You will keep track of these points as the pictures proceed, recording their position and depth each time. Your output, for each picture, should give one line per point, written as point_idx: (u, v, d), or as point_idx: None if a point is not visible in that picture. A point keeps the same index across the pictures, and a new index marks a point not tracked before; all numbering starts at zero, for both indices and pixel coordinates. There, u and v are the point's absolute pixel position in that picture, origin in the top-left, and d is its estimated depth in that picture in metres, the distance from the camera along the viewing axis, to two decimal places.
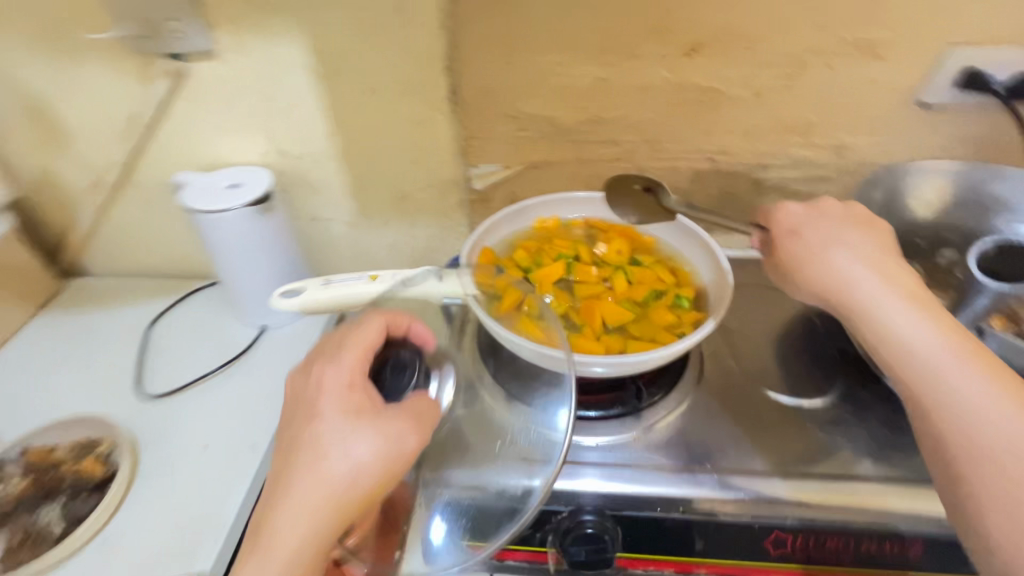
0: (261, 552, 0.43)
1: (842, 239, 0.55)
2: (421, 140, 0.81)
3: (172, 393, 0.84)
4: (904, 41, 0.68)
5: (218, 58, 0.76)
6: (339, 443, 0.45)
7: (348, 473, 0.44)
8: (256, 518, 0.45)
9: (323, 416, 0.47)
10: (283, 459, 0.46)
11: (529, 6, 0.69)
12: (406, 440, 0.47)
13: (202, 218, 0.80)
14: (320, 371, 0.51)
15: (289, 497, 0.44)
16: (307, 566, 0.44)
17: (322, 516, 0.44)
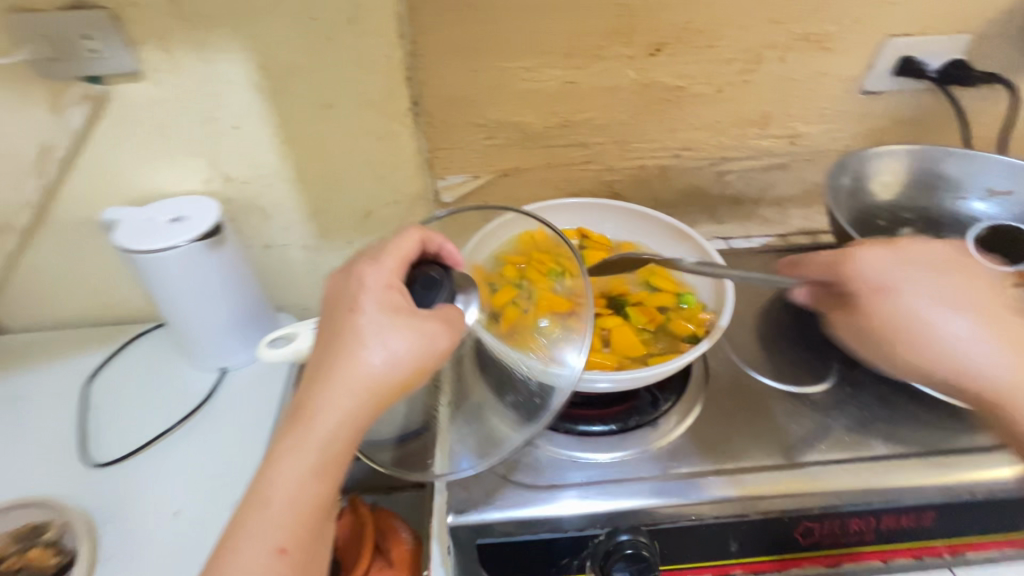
0: (303, 427, 0.45)
1: (918, 285, 0.50)
2: (384, 155, 0.76)
3: (125, 457, 0.75)
4: (848, 33, 0.71)
5: (145, 79, 0.68)
6: (379, 335, 0.47)
7: (384, 365, 0.46)
8: (300, 394, 0.47)
9: (363, 309, 0.48)
10: (324, 347, 0.47)
11: (492, 11, 0.67)
12: (439, 341, 0.47)
13: (140, 258, 0.71)
14: (361, 270, 0.51)
15: (327, 381, 0.46)
16: (344, 445, 0.46)
17: (360, 402, 0.46)
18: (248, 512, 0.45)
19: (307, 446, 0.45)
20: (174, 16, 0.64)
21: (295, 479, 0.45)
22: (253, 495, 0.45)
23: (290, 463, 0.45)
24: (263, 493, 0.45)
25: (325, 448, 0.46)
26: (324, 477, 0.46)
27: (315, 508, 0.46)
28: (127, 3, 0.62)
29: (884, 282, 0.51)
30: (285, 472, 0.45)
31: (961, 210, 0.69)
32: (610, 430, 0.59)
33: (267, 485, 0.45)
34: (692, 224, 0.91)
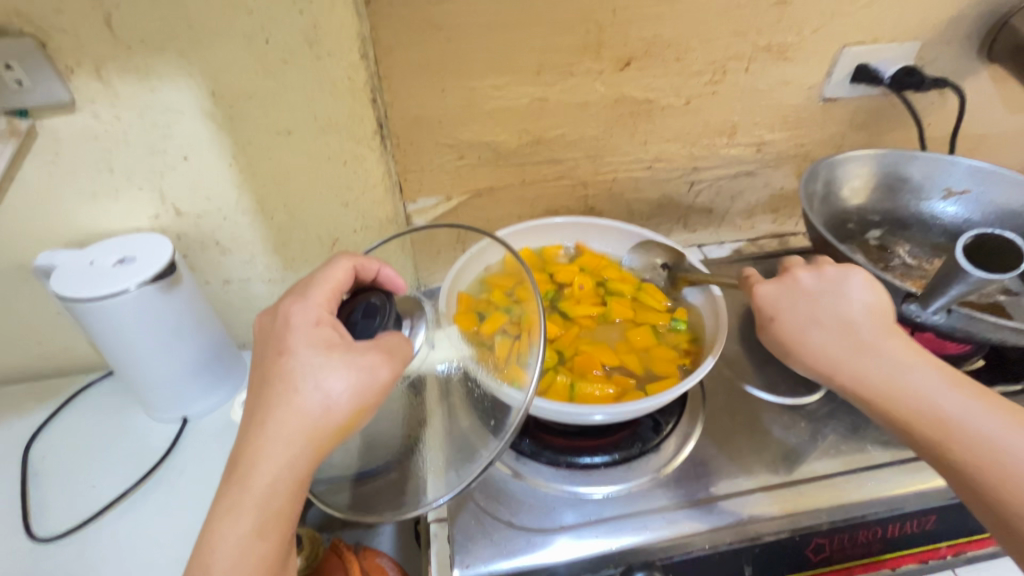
0: (239, 484, 0.42)
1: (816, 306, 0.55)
2: (350, 181, 0.72)
3: (76, 527, 0.68)
4: (807, 43, 0.73)
5: (80, 111, 0.62)
6: (313, 375, 0.43)
7: (316, 408, 0.43)
8: (234, 449, 0.43)
9: (292, 350, 0.44)
10: (256, 396, 0.44)
11: (459, 29, 0.64)
12: (377, 373, 0.44)
13: (82, 306, 0.64)
14: (286, 308, 0.47)
15: (262, 430, 0.42)
16: (287, 495, 0.43)
17: (298, 448, 0.42)
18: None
19: (244, 504, 0.41)
20: (108, 42, 0.58)
21: (238, 538, 0.41)
22: (196, 561, 0.42)
23: (229, 523, 0.41)
24: (206, 557, 0.41)
25: (266, 503, 0.42)
26: (271, 531, 0.42)
27: (266, 565, 0.42)
28: (53, 30, 0.56)
29: (773, 311, 0.57)
30: (225, 535, 0.41)
31: (924, 210, 0.73)
32: (609, 460, 0.57)
33: (208, 550, 0.41)
34: (666, 233, 0.92)
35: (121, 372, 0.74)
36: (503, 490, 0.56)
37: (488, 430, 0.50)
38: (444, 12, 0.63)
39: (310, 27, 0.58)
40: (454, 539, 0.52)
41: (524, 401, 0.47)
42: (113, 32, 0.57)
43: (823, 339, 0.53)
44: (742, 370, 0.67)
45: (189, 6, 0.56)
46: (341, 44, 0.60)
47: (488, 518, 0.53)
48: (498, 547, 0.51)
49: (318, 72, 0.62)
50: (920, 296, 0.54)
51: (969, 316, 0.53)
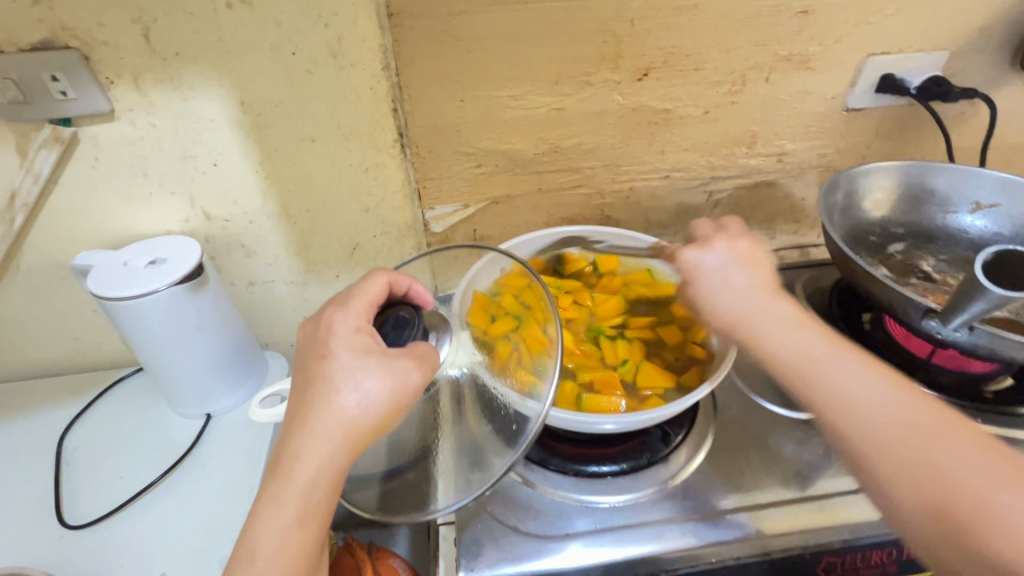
0: (282, 477, 0.43)
1: (727, 270, 0.55)
2: (371, 187, 0.74)
3: (104, 515, 0.71)
4: (830, 53, 0.72)
5: (118, 119, 0.65)
6: (352, 377, 0.44)
7: (354, 407, 0.44)
8: (278, 445, 0.45)
9: (334, 354, 0.45)
10: (298, 396, 0.45)
11: (477, 40, 0.66)
12: (410, 376, 0.45)
13: (116, 304, 0.67)
14: (328, 316, 0.48)
15: (306, 426, 0.44)
16: (326, 491, 0.44)
17: (337, 445, 0.44)
18: (235, 570, 0.42)
19: (287, 495, 0.43)
20: (146, 54, 0.61)
21: (279, 529, 0.42)
22: (238, 552, 0.43)
23: (272, 514, 0.43)
24: (248, 547, 0.42)
25: (308, 495, 0.43)
26: (309, 524, 0.43)
27: (303, 559, 0.43)
28: (96, 43, 0.59)
29: (691, 273, 0.57)
30: (268, 526, 0.42)
31: (950, 224, 0.71)
32: (619, 469, 0.57)
33: (251, 540, 0.42)
34: (683, 242, 0.91)
35: (150, 369, 0.77)
36: (512, 496, 0.56)
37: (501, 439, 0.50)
38: (463, 24, 0.64)
39: (335, 38, 0.61)
40: (461, 543, 0.52)
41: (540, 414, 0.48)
42: (151, 44, 0.60)
43: (728, 301, 0.53)
44: (757, 382, 0.66)
45: (221, 20, 0.59)
46: (364, 55, 0.62)
47: (495, 522, 0.54)
48: (504, 554, 0.51)
49: (342, 83, 0.64)
50: (940, 312, 0.53)
51: (994, 333, 0.51)
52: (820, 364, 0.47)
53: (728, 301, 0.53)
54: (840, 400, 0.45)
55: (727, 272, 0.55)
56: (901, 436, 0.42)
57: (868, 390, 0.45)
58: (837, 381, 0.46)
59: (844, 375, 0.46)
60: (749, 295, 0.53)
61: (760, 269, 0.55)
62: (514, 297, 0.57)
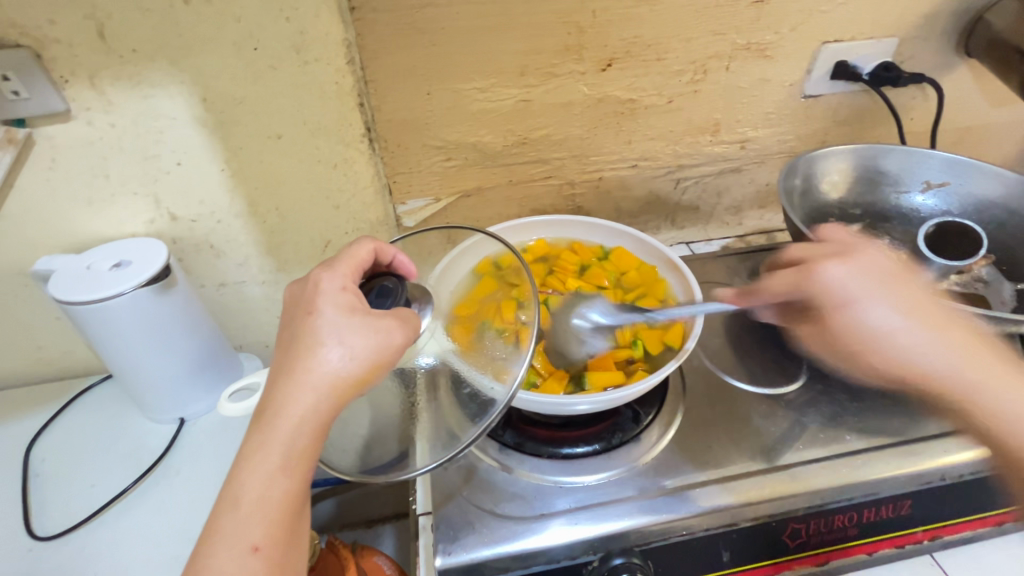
0: (267, 424, 0.43)
1: (887, 295, 0.52)
2: (341, 183, 0.74)
3: (76, 526, 0.69)
4: (785, 41, 0.74)
5: (75, 119, 0.63)
6: (337, 335, 0.44)
7: (337, 361, 0.44)
8: (261, 398, 0.44)
9: (320, 311, 0.45)
10: (284, 348, 0.45)
11: (442, 34, 0.66)
12: (393, 335, 0.45)
13: (79, 309, 0.66)
14: (315, 277, 0.49)
15: (292, 377, 0.43)
16: (311, 439, 0.44)
17: (321, 397, 0.43)
18: (219, 515, 0.41)
19: (269, 443, 0.42)
20: (101, 52, 0.59)
21: (263, 474, 0.42)
22: (222, 500, 0.42)
23: (256, 463, 0.42)
24: (232, 492, 0.42)
25: (291, 443, 0.43)
26: (292, 472, 0.43)
27: (286, 504, 0.42)
28: (48, 41, 0.58)
29: (849, 297, 0.53)
30: (251, 474, 0.42)
31: (904, 204, 0.74)
32: (590, 450, 0.58)
33: (234, 485, 0.42)
34: (654, 230, 0.93)
35: (118, 374, 0.75)
36: (489, 481, 0.57)
37: (470, 412, 0.52)
38: (426, 17, 0.64)
39: (297, 33, 0.60)
40: (437, 526, 0.53)
41: (509, 393, 0.50)
42: (106, 42, 0.59)
43: (907, 348, 0.51)
44: (725, 361, 0.68)
45: (179, 15, 0.58)
46: (328, 49, 0.62)
47: (471, 506, 0.55)
48: (481, 538, 0.52)
49: (306, 77, 0.64)
50: None
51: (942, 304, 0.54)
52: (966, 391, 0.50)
53: (905, 345, 0.51)
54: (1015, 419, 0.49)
55: (884, 296, 0.53)
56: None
57: None
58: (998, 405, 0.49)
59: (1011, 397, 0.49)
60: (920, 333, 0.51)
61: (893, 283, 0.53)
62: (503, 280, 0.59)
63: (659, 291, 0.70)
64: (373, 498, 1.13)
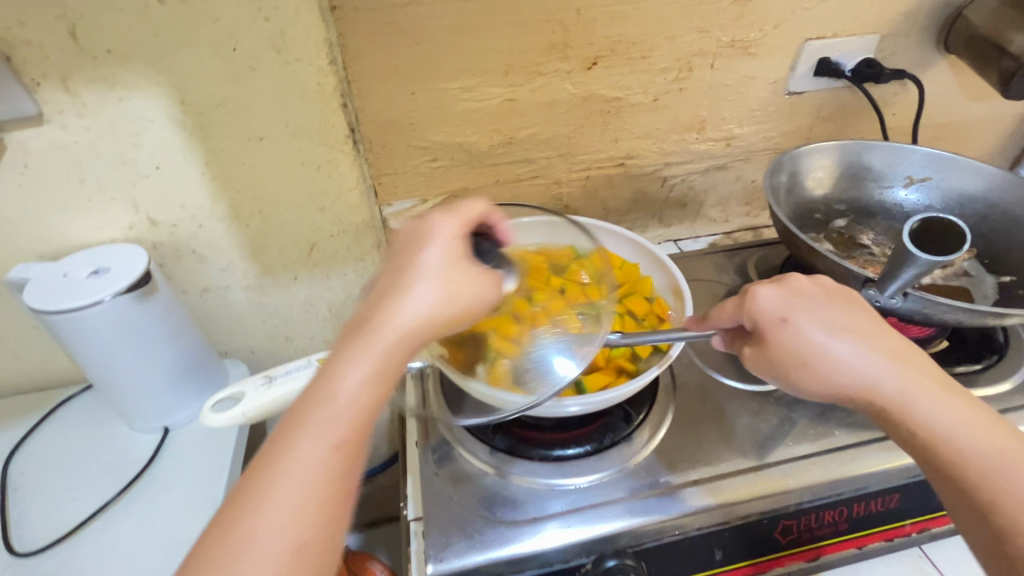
0: (373, 330, 0.42)
1: (820, 313, 0.50)
2: (325, 185, 0.73)
3: (58, 540, 0.68)
4: (769, 38, 0.75)
5: (48, 123, 0.62)
6: (439, 276, 0.43)
7: (437, 298, 0.43)
8: (362, 312, 0.43)
9: (432, 249, 0.45)
10: (397, 272, 0.44)
11: (426, 32, 0.65)
12: (488, 291, 0.46)
13: (57, 318, 0.64)
14: (432, 216, 0.47)
15: (397, 301, 0.42)
16: (400, 365, 0.42)
17: (415, 329, 0.42)
18: (310, 406, 0.40)
19: (366, 356, 0.41)
20: (74, 53, 0.58)
21: (359, 376, 0.40)
22: (309, 399, 0.40)
23: (345, 375, 0.40)
24: (329, 387, 0.40)
25: (387, 362, 0.42)
26: (385, 383, 0.42)
27: (367, 422, 0.41)
28: (17, 42, 0.56)
29: (783, 313, 0.50)
30: (337, 386, 0.40)
31: (887, 199, 0.75)
32: (581, 452, 0.58)
33: (330, 382, 0.40)
34: (642, 229, 0.93)
35: (99, 384, 0.74)
36: (480, 485, 0.57)
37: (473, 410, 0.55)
38: (409, 16, 0.63)
39: (277, 33, 0.59)
40: (427, 533, 0.52)
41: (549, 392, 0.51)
42: (79, 42, 0.57)
43: (854, 369, 0.47)
44: (715, 359, 0.69)
45: (154, 15, 0.56)
46: (309, 49, 0.61)
47: (462, 512, 0.54)
48: (472, 544, 0.51)
49: (287, 78, 0.63)
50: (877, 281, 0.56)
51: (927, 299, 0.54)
52: (907, 403, 0.46)
53: (843, 364, 0.48)
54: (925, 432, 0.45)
55: (823, 311, 0.50)
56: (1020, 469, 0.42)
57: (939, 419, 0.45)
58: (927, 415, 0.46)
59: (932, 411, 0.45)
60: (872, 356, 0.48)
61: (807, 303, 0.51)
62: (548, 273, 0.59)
63: (646, 288, 0.69)
64: (364, 503, 1.12)
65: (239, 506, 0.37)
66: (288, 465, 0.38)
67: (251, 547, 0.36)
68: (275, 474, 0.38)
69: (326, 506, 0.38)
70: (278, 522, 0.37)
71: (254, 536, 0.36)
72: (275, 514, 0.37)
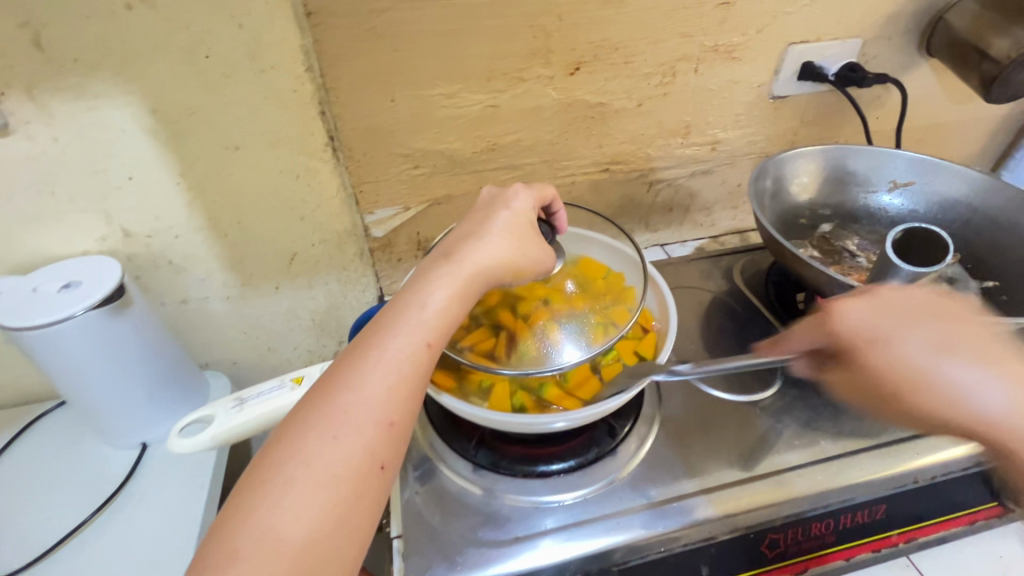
0: (458, 258, 0.48)
1: (923, 327, 0.45)
2: (305, 194, 0.71)
3: (30, 564, 0.66)
4: (752, 42, 0.74)
5: (14, 133, 0.60)
6: (514, 232, 0.51)
7: (510, 247, 0.50)
8: (449, 245, 0.50)
9: (512, 210, 0.53)
10: (481, 222, 0.52)
11: (405, 39, 0.64)
12: (547, 257, 0.53)
13: (27, 335, 0.62)
14: (513, 187, 0.56)
15: (481, 240, 0.49)
16: (476, 290, 0.48)
17: (494, 265, 0.49)
18: (404, 308, 0.44)
19: (453, 276, 0.47)
20: (39, 62, 0.56)
21: (447, 291, 0.46)
22: (404, 301, 0.45)
23: (437, 284, 0.46)
24: (421, 296, 0.45)
25: (468, 283, 0.47)
26: (465, 304, 0.47)
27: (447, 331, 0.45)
28: None
29: (876, 332, 0.46)
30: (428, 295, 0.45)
31: (872, 204, 0.75)
32: (566, 467, 0.57)
33: (423, 292, 0.45)
34: (628, 234, 0.92)
35: (73, 400, 0.72)
36: (464, 504, 0.55)
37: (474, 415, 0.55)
38: (387, 22, 0.62)
39: (251, 40, 0.58)
40: (408, 555, 0.51)
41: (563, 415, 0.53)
42: (44, 51, 0.55)
43: (976, 391, 0.44)
44: (701, 367, 0.68)
45: (122, 22, 0.55)
46: (285, 57, 0.59)
47: (445, 532, 0.53)
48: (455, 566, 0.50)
49: (263, 86, 0.61)
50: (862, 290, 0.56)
51: None
52: (1004, 422, 0.43)
53: (956, 381, 0.44)
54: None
55: (911, 326, 0.46)
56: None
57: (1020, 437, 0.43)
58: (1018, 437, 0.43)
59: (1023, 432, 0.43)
60: (972, 371, 0.44)
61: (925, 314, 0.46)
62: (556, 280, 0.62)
63: None
64: None
65: (338, 382, 0.40)
66: (384, 351, 0.42)
67: (349, 419, 0.39)
68: (373, 358, 0.41)
69: (412, 393, 0.42)
70: (373, 399, 0.40)
71: (350, 408, 0.39)
72: (371, 390, 0.40)
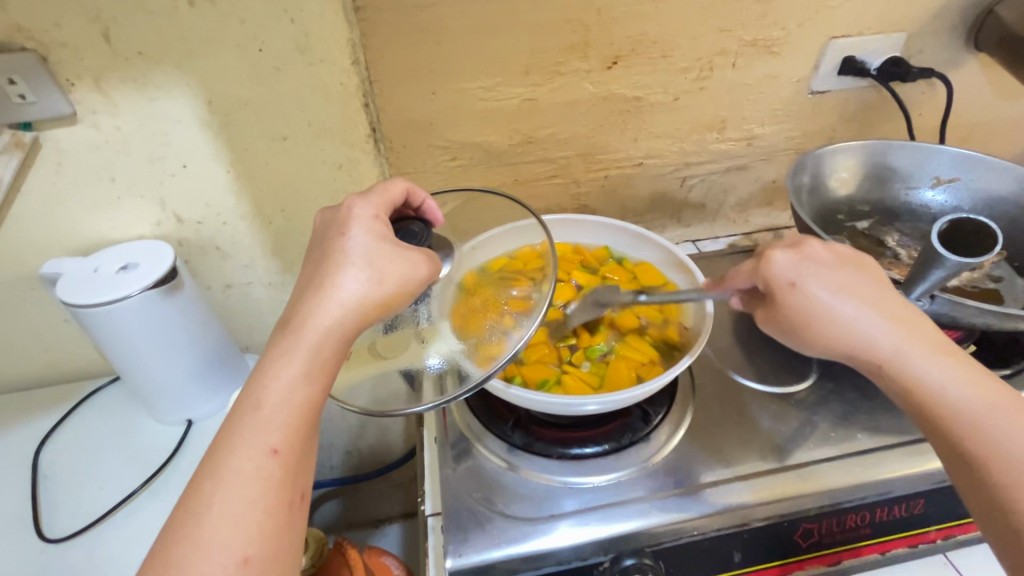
0: (295, 329, 0.44)
1: (831, 276, 0.50)
2: (346, 184, 0.74)
3: (87, 527, 0.70)
4: (792, 36, 0.74)
5: (81, 122, 0.63)
6: (357, 262, 0.45)
7: (366, 285, 0.45)
8: (288, 309, 0.45)
9: (351, 234, 0.47)
10: (316, 267, 0.46)
11: (447, 33, 0.66)
12: (419, 267, 0.47)
13: (86, 312, 0.66)
14: (348, 204, 0.50)
15: (314, 293, 0.45)
16: (334, 349, 0.45)
17: (346, 316, 0.45)
18: (240, 416, 0.42)
19: (295, 347, 0.43)
20: (106, 55, 0.59)
21: (286, 378, 0.43)
22: (244, 399, 0.43)
23: (282, 364, 0.43)
24: (256, 394, 0.42)
25: (316, 349, 0.44)
26: (314, 379, 0.44)
27: (307, 408, 0.43)
28: (53, 44, 0.58)
29: (791, 277, 0.50)
30: (278, 374, 0.43)
31: (913, 200, 0.74)
32: (596, 450, 0.58)
33: (258, 386, 0.43)
34: (659, 229, 0.93)
35: (127, 376, 0.76)
36: (496, 482, 0.57)
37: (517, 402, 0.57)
38: (431, 16, 0.64)
39: (302, 33, 0.60)
40: (446, 526, 0.53)
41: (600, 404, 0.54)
42: (111, 45, 0.59)
43: (869, 330, 0.48)
44: (734, 361, 0.68)
45: (183, 18, 0.58)
46: (333, 50, 0.62)
47: (481, 508, 0.54)
48: (490, 538, 0.52)
49: (311, 78, 0.63)
50: (903, 283, 0.56)
51: (954, 302, 0.55)
52: (907, 365, 0.46)
53: (853, 321, 0.48)
54: (935, 401, 0.45)
55: (826, 276, 0.50)
56: (1008, 418, 0.43)
57: (931, 373, 0.46)
58: (926, 379, 0.46)
59: (938, 376, 0.46)
60: (885, 317, 0.48)
61: (845, 269, 0.50)
62: (536, 260, 0.59)
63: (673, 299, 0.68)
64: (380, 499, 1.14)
65: (193, 514, 0.39)
66: (224, 477, 0.40)
67: (193, 568, 0.37)
68: (211, 491, 0.40)
69: (273, 508, 0.40)
70: (219, 538, 0.38)
71: (196, 553, 0.38)
72: (215, 527, 0.39)
